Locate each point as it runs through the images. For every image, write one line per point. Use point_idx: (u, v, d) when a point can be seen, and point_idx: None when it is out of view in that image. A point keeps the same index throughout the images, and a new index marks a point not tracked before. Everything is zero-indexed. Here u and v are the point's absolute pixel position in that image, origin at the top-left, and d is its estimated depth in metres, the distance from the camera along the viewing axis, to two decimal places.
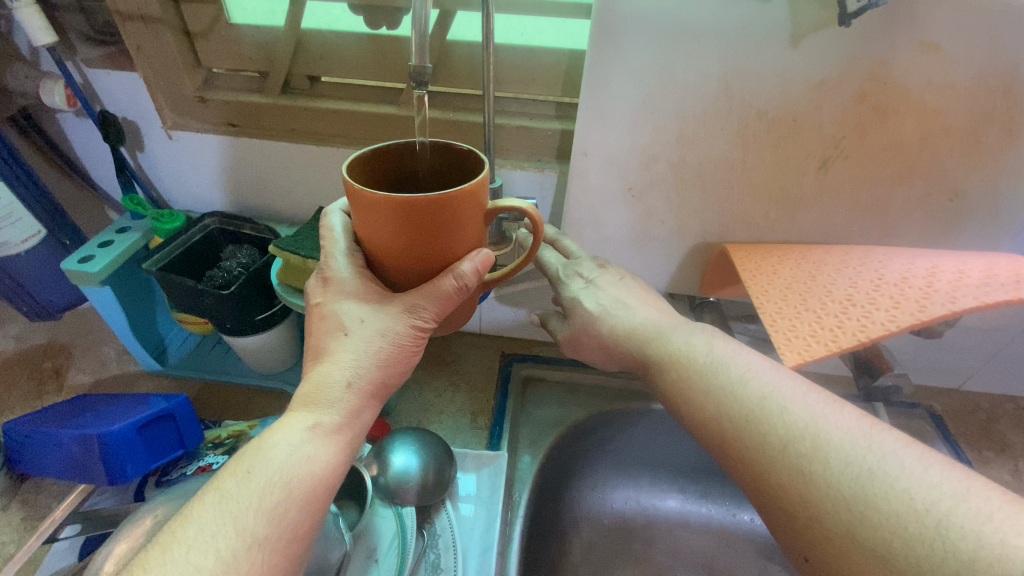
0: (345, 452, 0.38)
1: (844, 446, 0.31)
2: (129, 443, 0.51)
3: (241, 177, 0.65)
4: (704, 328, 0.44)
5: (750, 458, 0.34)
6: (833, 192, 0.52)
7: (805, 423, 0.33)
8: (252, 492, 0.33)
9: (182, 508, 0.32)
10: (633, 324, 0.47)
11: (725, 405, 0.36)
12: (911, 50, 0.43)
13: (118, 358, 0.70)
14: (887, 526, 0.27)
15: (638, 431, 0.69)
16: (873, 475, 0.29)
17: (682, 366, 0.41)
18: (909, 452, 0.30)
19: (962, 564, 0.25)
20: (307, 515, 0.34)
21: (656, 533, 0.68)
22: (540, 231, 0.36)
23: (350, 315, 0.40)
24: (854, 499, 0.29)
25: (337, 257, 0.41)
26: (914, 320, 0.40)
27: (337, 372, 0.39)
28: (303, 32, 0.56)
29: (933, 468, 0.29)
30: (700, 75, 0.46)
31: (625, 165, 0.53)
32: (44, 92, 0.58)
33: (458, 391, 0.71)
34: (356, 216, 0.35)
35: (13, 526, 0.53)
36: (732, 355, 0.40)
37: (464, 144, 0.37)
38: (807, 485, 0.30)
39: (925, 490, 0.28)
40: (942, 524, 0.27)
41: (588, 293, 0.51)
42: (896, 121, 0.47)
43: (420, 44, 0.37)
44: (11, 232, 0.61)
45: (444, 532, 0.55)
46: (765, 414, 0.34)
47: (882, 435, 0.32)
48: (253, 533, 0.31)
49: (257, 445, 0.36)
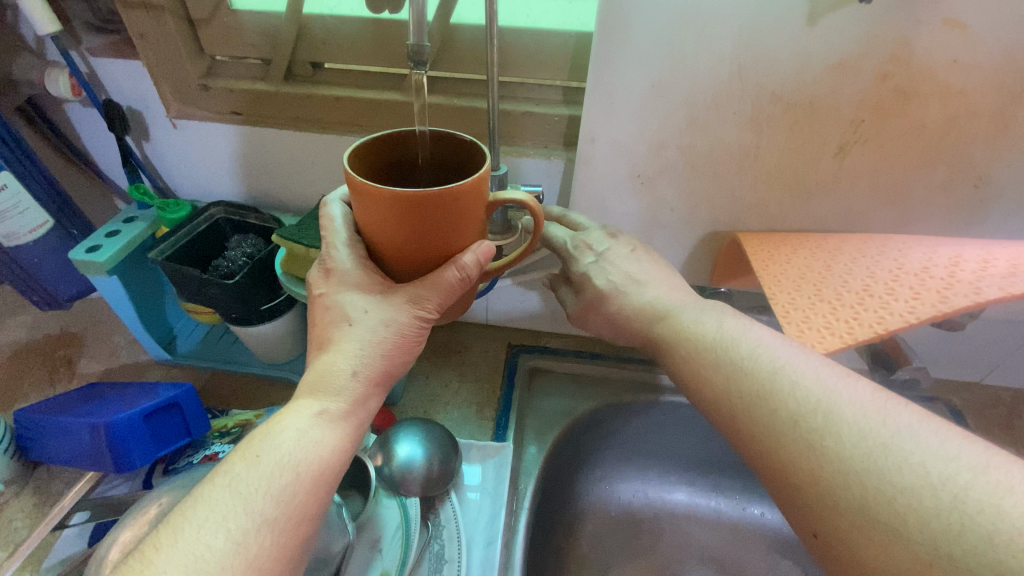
0: (352, 438, 0.38)
1: (857, 421, 0.30)
2: (135, 433, 0.51)
3: (246, 166, 0.65)
4: (716, 305, 0.43)
5: (758, 434, 0.33)
6: (850, 178, 0.50)
7: (818, 398, 0.32)
8: (261, 476, 0.33)
9: (193, 490, 0.33)
10: (643, 302, 0.46)
11: (735, 378, 0.35)
12: (936, 29, 0.41)
13: (128, 348, 0.71)
14: (900, 501, 0.27)
15: (648, 422, 0.68)
16: (888, 449, 0.28)
17: (692, 342, 0.39)
18: (926, 425, 0.29)
19: (981, 537, 0.24)
20: (314, 498, 0.34)
21: (664, 526, 0.68)
22: (541, 226, 0.36)
23: (353, 305, 0.40)
24: (866, 472, 0.28)
25: (340, 246, 0.40)
26: (934, 311, 0.39)
27: (343, 361, 0.39)
28: (307, 18, 0.55)
29: (950, 441, 0.28)
30: (712, 57, 0.45)
31: (634, 152, 0.52)
32: (48, 80, 0.58)
33: (464, 381, 0.70)
34: (358, 208, 0.35)
35: (27, 512, 0.53)
36: (744, 331, 0.39)
37: (465, 135, 0.36)
38: (815, 460, 0.30)
39: (942, 464, 0.27)
40: (958, 498, 0.26)
41: (598, 268, 0.49)
42: (918, 103, 0.45)
43: (419, 25, 0.36)
44: (16, 222, 0.61)
45: (447, 522, 0.54)
46: (776, 388, 0.33)
47: (896, 409, 0.31)
48: (263, 514, 0.31)
49: (266, 430, 0.36)
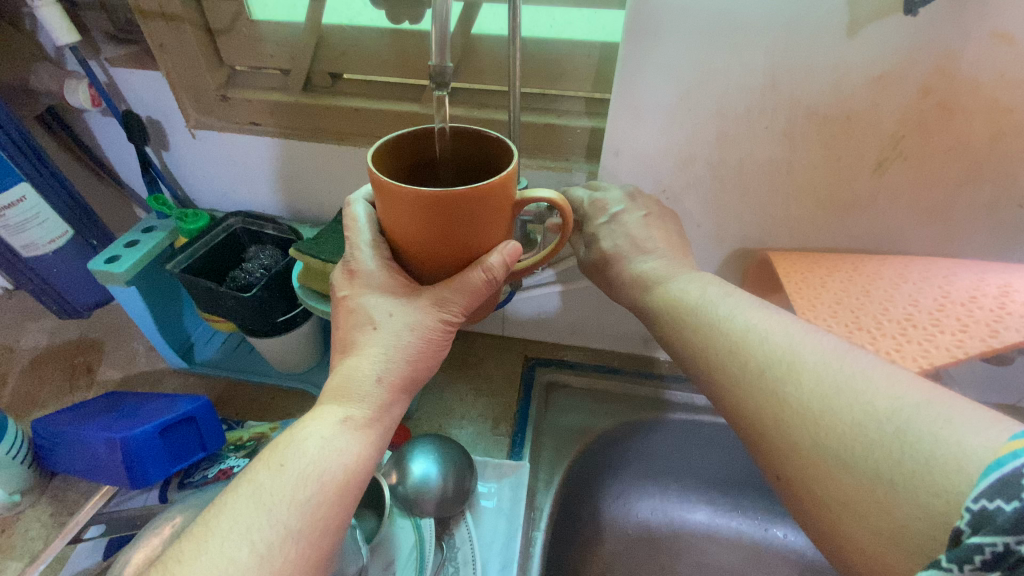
0: (376, 448, 0.36)
1: (818, 369, 0.32)
2: (150, 448, 0.51)
3: (265, 174, 0.64)
4: (704, 274, 0.43)
5: (732, 388, 0.35)
6: (888, 196, 0.48)
7: (784, 351, 0.34)
8: (286, 486, 0.32)
9: (216, 499, 0.32)
10: (639, 270, 0.45)
11: (711, 339, 0.38)
12: (983, 42, 0.39)
13: (147, 355, 0.71)
14: (848, 436, 0.29)
15: (665, 437, 0.66)
16: (840, 391, 0.30)
17: (676, 309, 0.41)
18: (880, 370, 0.31)
19: (919, 464, 0.26)
20: (338, 511, 0.33)
21: (683, 546, 0.66)
22: (569, 226, 0.35)
23: (377, 308, 0.38)
24: (820, 413, 0.30)
25: (363, 248, 0.38)
26: (985, 346, 0.37)
27: (367, 366, 0.37)
28: (326, 28, 0.54)
29: (900, 381, 0.30)
30: (745, 69, 0.43)
31: (660, 165, 0.50)
32: (69, 91, 0.59)
33: (479, 395, 0.68)
34: (381, 206, 0.33)
35: (44, 522, 0.53)
36: (722, 297, 0.40)
37: (493, 133, 0.34)
38: (778, 406, 0.32)
39: (889, 401, 0.29)
40: (900, 430, 0.27)
41: (608, 231, 0.47)
42: (963, 120, 0.42)
43: (441, 39, 0.35)
44: (37, 232, 0.62)
45: (462, 545, 0.53)
46: (747, 345, 0.36)
47: (856, 357, 0.32)
48: (287, 527, 0.31)
49: (291, 438, 0.35)
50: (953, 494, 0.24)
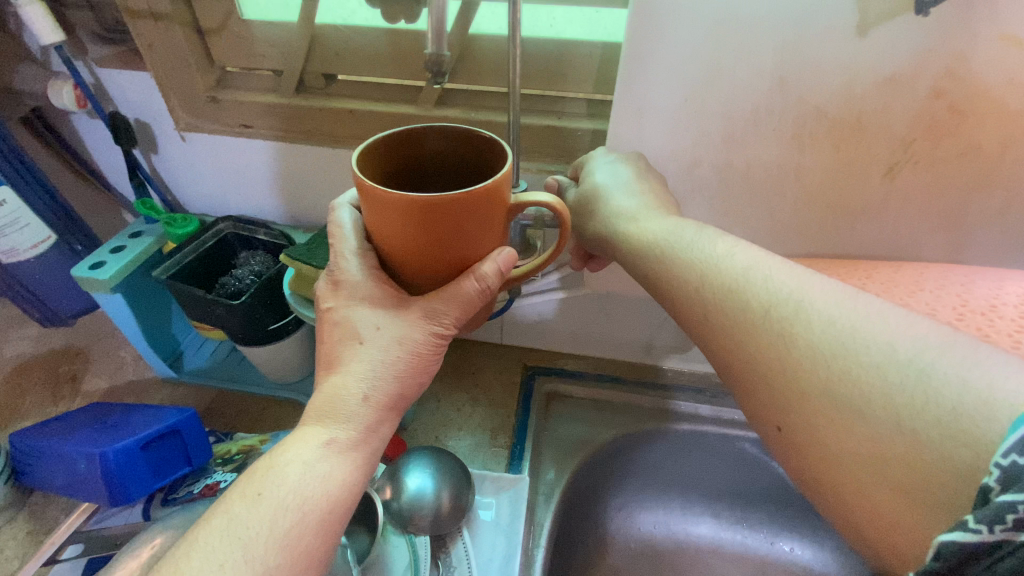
0: (361, 472, 0.34)
1: (828, 310, 0.29)
2: (132, 463, 0.48)
3: (257, 177, 0.62)
4: (698, 224, 0.38)
5: (728, 326, 0.32)
6: (899, 200, 0.46)
7: (789, 291, 0.30)
8: (264, 517, 0.30)
9: (188, 532, 0.30)
10: (619, 206, 0.42)
11: (707, 274, 0.34)
12: (992, 45, 0.37)
13: (134, 363, 0.69)
14: (864, 377, 0.26)
15: (666, 446, 0.64)
16: (855, 331, 0.27)
17: (668, 248, 0.37)
18: (895, 311, 0.28)
19: (945, 410, 0.23)
20: (320, 543, 0.31)
21: (687, 560, 0.63)
22: (566, 235, 0.33)
23: (364, 322, 0.36)
24: (832, 355, 0.27)
25: (347, 256, 0.36)
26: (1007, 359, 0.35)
27: (352, 384, 0.35)
28: (318, 28, 0.53)
29: (919, 322, 0.27)
30: (752, 71, 0.41)
31: (664, 168, 0.48)
32: (53, 92, 0.57)
33: (477, 405, 0.66)
34: (367, 215, 0.31)
35: (19, 540, 0.51)
36: (716, 237, 0.36)
37: (484, 134, 0.32)
38: (785, 345, 0.29)
39: (909, 342, 0.26)
40: (924, 372, 0.24)
41: (605, 165, 0.46)
42: (974, 124, 0.41)
43: (437, 32, 0.33)
44: (17, 237, 0.60)
45: (458, 564, 0.51)
46: (746, 281, 0.32)
47: (866, 298, 0.29)
48: (264, 564, 0.29)
49: (270, 463, 0.33)
50: (983, 439, 0.21)
